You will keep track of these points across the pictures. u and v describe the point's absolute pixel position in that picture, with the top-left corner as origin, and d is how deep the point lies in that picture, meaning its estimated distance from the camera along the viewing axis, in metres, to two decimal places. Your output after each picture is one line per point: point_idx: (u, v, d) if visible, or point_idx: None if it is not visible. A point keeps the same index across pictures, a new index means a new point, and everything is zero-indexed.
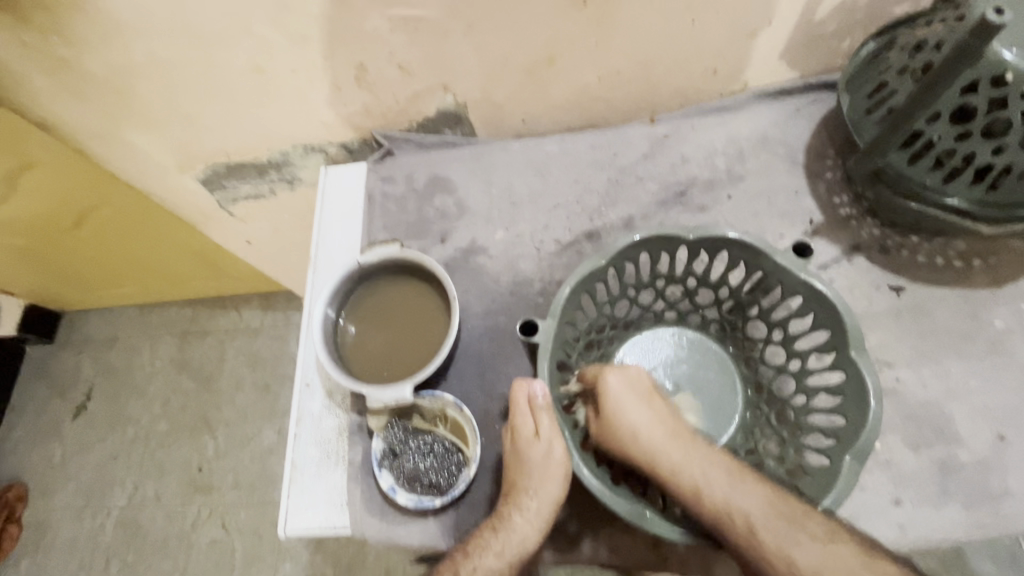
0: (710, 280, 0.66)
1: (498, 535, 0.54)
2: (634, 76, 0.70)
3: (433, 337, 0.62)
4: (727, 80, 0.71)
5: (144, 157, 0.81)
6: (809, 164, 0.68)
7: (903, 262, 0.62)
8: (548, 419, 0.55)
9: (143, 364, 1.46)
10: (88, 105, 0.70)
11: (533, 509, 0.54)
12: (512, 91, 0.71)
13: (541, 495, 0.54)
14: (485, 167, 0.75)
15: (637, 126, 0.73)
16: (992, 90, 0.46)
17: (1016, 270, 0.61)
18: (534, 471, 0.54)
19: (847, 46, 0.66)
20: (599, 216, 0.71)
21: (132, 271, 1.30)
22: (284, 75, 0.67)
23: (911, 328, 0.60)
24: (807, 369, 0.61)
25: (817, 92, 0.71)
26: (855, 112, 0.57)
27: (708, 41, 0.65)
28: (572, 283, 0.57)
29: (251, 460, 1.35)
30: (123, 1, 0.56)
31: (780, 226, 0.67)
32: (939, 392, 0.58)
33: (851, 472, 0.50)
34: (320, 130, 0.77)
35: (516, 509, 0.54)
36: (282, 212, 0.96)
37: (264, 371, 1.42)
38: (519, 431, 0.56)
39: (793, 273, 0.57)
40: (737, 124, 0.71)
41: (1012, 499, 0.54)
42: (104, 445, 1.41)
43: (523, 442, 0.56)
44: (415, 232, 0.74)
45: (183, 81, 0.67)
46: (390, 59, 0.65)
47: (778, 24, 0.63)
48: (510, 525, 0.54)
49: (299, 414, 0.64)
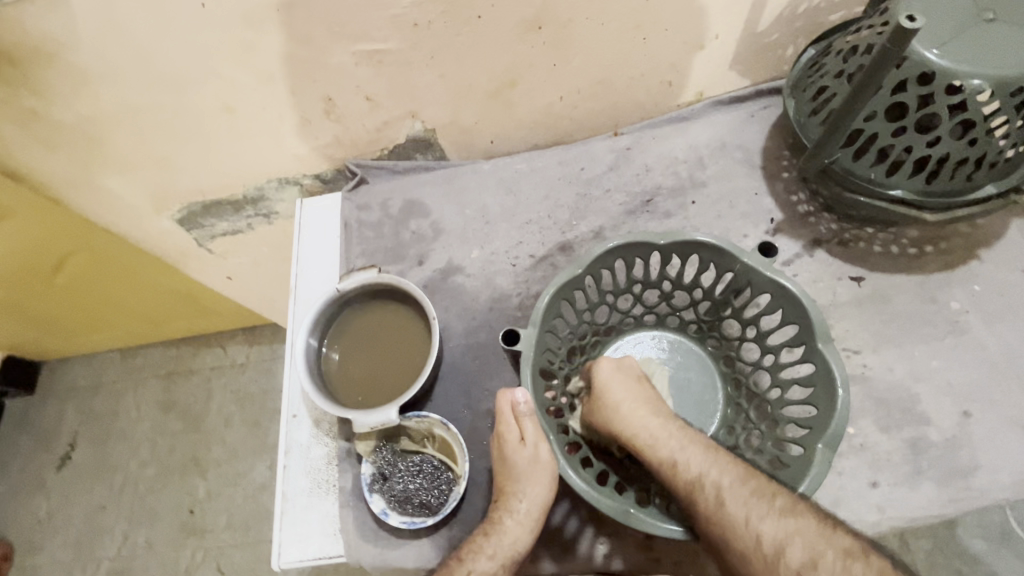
0: (684, 282, 0.67)
1: (490, 539, 0.54)
2: (594, 93, 0.73)
3: (415, 358, 0.63)
4: (683, 91, 0.74)
5: (118, 200, 0.82)
6: (765, 166, 0.72)
7: (861, 253, 0.65)
8: (532, 426, 0.57)
9: (128, 408, 1.44)
10: (59, 154, 0.71)
11: (524, 512, 0.55)
12: (479, 114, 0.73)
13: (531, 498, 0.55)
14: (458, 189, 0.77)
15: (601, 140, 0.76)
16: (919, 88, 0.49)
17: (967, 253, 0.64)
18: (523, 474, 0.56)
19: (791, 53, 0.70)
20: (570, 229, 0.74)
21: (112, 314, 1.29)
22: (253, 112, 0.68)
23: (873, 316, 0.63)
24: (780, 362, 0.62)
25: (768, 98, 0.74)
26: (801, 114, 0.60)
27: (661, 56, 0.68)
28: (550, 294, 0.58)
29: (244, 498, 1.33)
30: (89, 50, 0.57)
31: (743, 227, 0.70)
32: (905, 375, 0.60)
33: (824, 461, 0.52)
34: (293, 163, 0.78)
35: (507, 512, 0.55)
36: (261, 245, 0.97)
37: (252, 406, 1.40)
38: (504, 438, 0.57)
39: (759, 272, 0.59)
40: (696, 131, 0.74)
41: (982, 472, 0.56)
42: (91, 495, 1.38)
43: (509, 449, 0.57)
44: (392, 257, 0.75)
45: (153, 124, 0.68)
46: (357, 91, 0.67)
47: (724, 36, 0.66)
48: (502, 528, 0.54)
49: (288, 444, 0.64)
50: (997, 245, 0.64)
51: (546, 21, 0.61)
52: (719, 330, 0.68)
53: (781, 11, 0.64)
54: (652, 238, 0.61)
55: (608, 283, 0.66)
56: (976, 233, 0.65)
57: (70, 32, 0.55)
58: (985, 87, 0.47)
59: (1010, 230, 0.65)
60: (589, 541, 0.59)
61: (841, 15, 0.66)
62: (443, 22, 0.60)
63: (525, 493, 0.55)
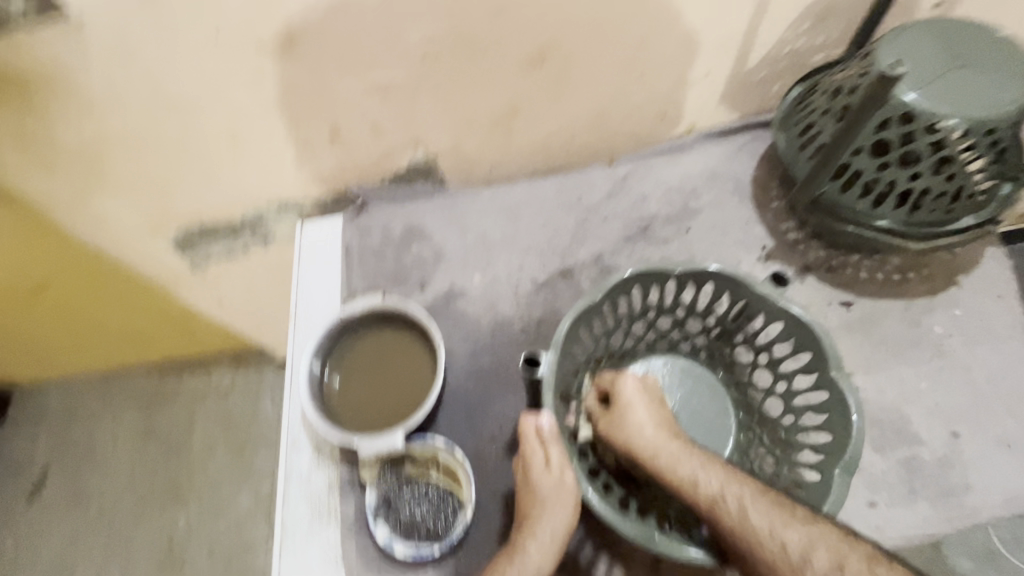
0: (697, 309, 0.69)
1: (514, 563, 0.54)
2: (592, 124, 0.75)
3: (420, 383, 0.63)
4: (677, 124, 0.77)
5: (113, 224, 0.81)
6: (756, 196, 0.75)
7: (849, 279, 0.68)
8: (558, 451, 0.56)
9: (105, 436, 1.39)
10: (58, 178, 0.70)
11: (547, 536, 0.55)
12: (481, 143, 0.76)
13: (553, 522, 0.55)
14: (459, 215, 0.78)
15: (598, 168, 0.79)
16: (901, 127, 0.52)
17: (947, 280, 0.67)
18: (548, 499, 0.56)
19: (777, 90, 0.74)
20: (570, 254, 0.75)
21: (93, 338, 1.25)
22: (259, 138, 0.69)
23: (864, 340, 0.65)
24: (793, 389, 0.64)
25: (757, 131, 0.78)
26: (790, 149, 0.63)
27: (656, 91, 0.71)
28: (572, 320, 0.59)
29: (227, 529, 1.28)
30: (99, 77, 0.58)
31: (737, 253, 0.72)
32: (896, 397, 0.62)
33: (842, 484, 0.53)
34: (294, 189, 0.79)
35: (530, 535, 0.55)
36: (256, 270, 0.97)
37: (237, 434, 1.37)
38: (530, 462, 0.57)
39: (773, 300, 0.61)
40: (689, 162, 0.77)
41: (972, 491, 0.58)
42: (63, 529, 1.32)
43: (535, 473, 0.57)
44: (395, 281, 0.76)
45: (157, 149, 0.68)
46: (362, 119, 0.68)
47: (715, 74, 0.70)
48: (525, 553, 0.54)
49: (287, 472, 0.63)
50: (974, 272, 0.68)
51: (548, 56, 0.64)
52: (731, 356, 0.69)
53: (768, 51, 0.68)
54: (668, 267, 0.63)
55: (624, 310, 0.67)
56: (955, 260, 0.68)
57: (82, 59, 0.56)
58: (960, 126, 0.50)
59: (986, 258, 0.69)
60: (596, 567, 0.59)
61: (822, 56, 0.70)
62: (450, 54, 0.62)
63: (551, 518, 0.55)
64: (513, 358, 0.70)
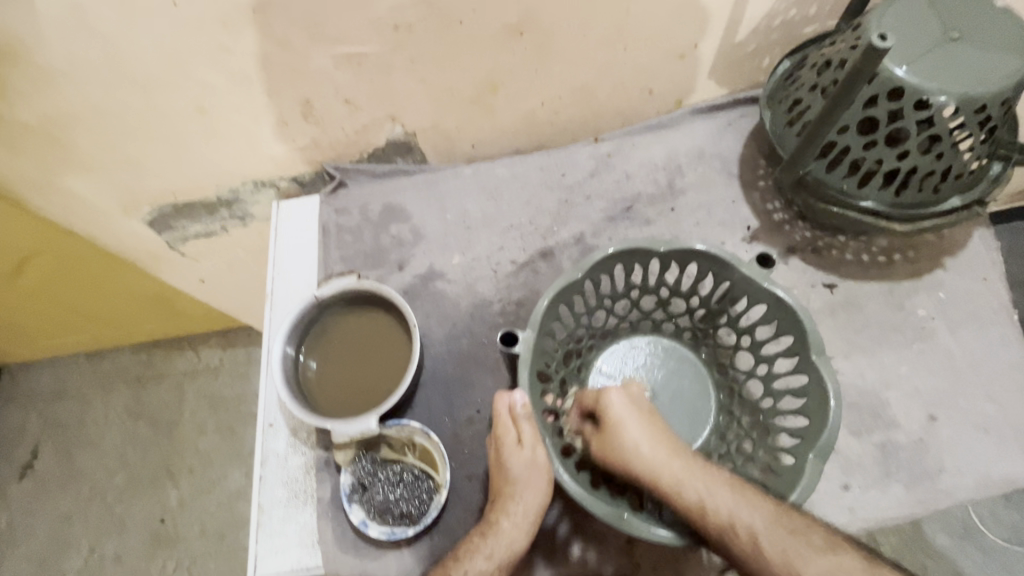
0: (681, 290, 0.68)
1: (487, 540, 0.54)
2: (576, 100, 0.73)
3: (395, 365, 0.62)
4: (663, 99, 0.75)
5: (84, 202, 0.79)
6: (742, 174, 0.73)
7: (833, 261, 0.67)
8: (531, 427, 0.56)
9: (95, 415, 1.40)
10: (21, 155, 0.68)
11: (521, 512, 0.55)
12: (462, 118, 0.73)
13: (527, 500, 0.55)
14: (439, 194, 0.76)
15: (581, 146, 0.77)
16: (890, 103, 0.50)
17: (933, 262, 0.66)
18: (521, 478, 0.55)
19: (767, 64, 0.72)
20: (551, 235, 0.74)
21: (76, 318, 1.24)
22: (229, 114, 0.67)
23: (846, 322, 0.64)
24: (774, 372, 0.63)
25: (745, 107, 0.76)
26: (777, 126, 0.61)
27: (640, 65, 0.69)
28: (550, 297, 0.58)
29: (218, 506, 1.30)
30: (54, 49, 0.55)
31: (722, 234, 0.71)
32: (875, 380, 0.62)
33: (814, 472, 0.52)
34: (269, 166, 0.77)
35: (504, 513, 0.55)
36: (236, 249, 0.95)
37: (226, 413, 1.37)
38: (502, 440, 0.56)
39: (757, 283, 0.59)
40: (675, 139, 0.75)
41: (947, 474, 0.58)
42: (55, 506, 1.33)
43: (506, 451, 0.56)
44: (373, 262, 0.74)
45: (123, 124, 0.66)
46: (335, 93, 0.66)
47: (702, 47, 0.67)
48: (499, 529, 0.54)
49: (264, 455, 0.63)
50: (961, 254, 0.67)
51: (528, 29, 0.61)
52: (714, 338, 0.69)
53: (758, 23, 0.65)
54: (649, 243, 0.61)
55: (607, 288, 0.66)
56: (941, 242, 0.67)
57: (35, 32, 0.53)
58: (950, 104, 0.48)
59: (973, 239, 0.67)
60: (572, 546, 0.59)
61: (814, 28, 0.68)
62: (424, 26, 0.59)
63: (522, 494, 0.55)
64: (491, 340, 0.69)
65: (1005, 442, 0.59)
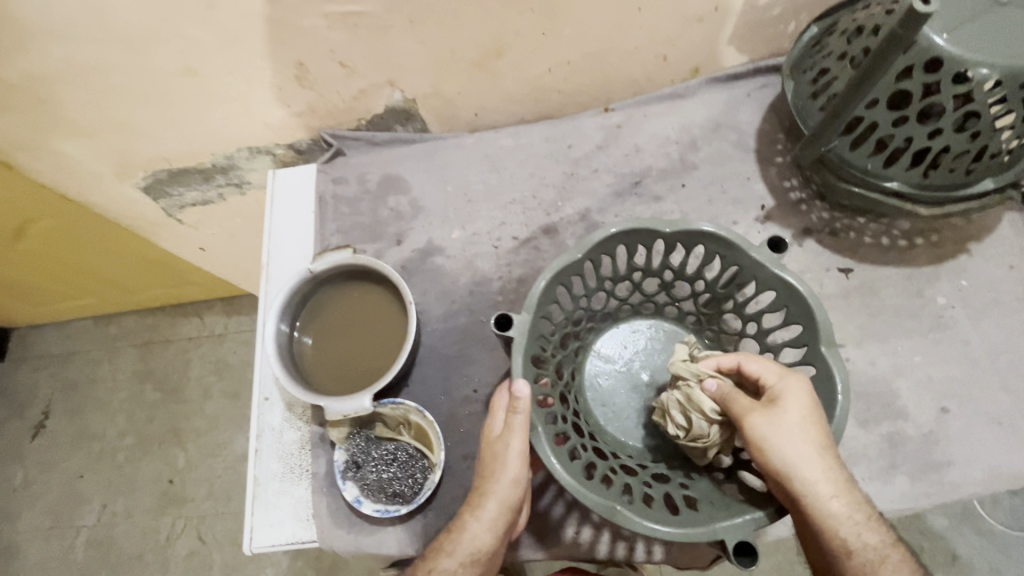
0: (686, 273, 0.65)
1: (451, 537, 0.50)
2: (585, 66, 0.69)
3: (391, 343, 0.61)
4: (678, 67, 0.71)
5: (77, 166, 0.77)
6: (759, 149, 0.69)
7: (851, 244, 0.63)
8: (522, 420, 0.50)
9: (104, 377, 1.42)
10: (9, 116, 0.66)
11: (491, 512, 0.50)
12: (464, 84, 0.69)
13: (500, 498, 0.50)
14: (439, 165, 0.74)
15: (590, 116, 0.73)
16: (925, 76, 0.45)
17: (957, 247, 0.63)
18: (499, 473, 0.50)
19: (792, 29, 0.67)
20: (555, 210, 0.71)
21: (80, 282, 1.24)
22: (219, 76, 0.63)
23: (860, 308, 0.62)
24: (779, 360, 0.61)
25: (766, 77, 0.71)
26: (800, 98, 0.57)
27: (656, 29, 0.64)
28: (549, 277, 0.55)
29: (224, 469, 1.32)
30: (30, 4, 0.52)
31: (734, 213, 0.67)
32: (887, 369, 0.60)
33: None
34: (265, 132, 0.74)
35: (473, 512, 0.50)
36: (235, 217, 0.93)
37: (231, 378, 1.39)
38: (492, 429, 0.52)
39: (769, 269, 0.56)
40: (689, 110, 0.71)
41: (955, 468, 0.56)
42: (68, 464, 1.36)
43: (492, 442, 0.52)
44: (371, 235, 0.72)
45: (110, 86, 0.63)
46: (330, 56, 0.62)
47: (723, 10, 0.62)
48: (465, 527, 0.50)
49: (259, 428, 0.63)
50: (987, 239, 0.63)
51: None
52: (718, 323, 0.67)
53: None
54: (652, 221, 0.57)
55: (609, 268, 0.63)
56: (967, 226, 0.63)
57: None
58: (992, 77, 0.44)
59: (1002, 224, 0.64)
60: (566, 527, 0.59)
61: None
62: None
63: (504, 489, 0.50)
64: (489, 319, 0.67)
65: (1020, 436, 0.57)
